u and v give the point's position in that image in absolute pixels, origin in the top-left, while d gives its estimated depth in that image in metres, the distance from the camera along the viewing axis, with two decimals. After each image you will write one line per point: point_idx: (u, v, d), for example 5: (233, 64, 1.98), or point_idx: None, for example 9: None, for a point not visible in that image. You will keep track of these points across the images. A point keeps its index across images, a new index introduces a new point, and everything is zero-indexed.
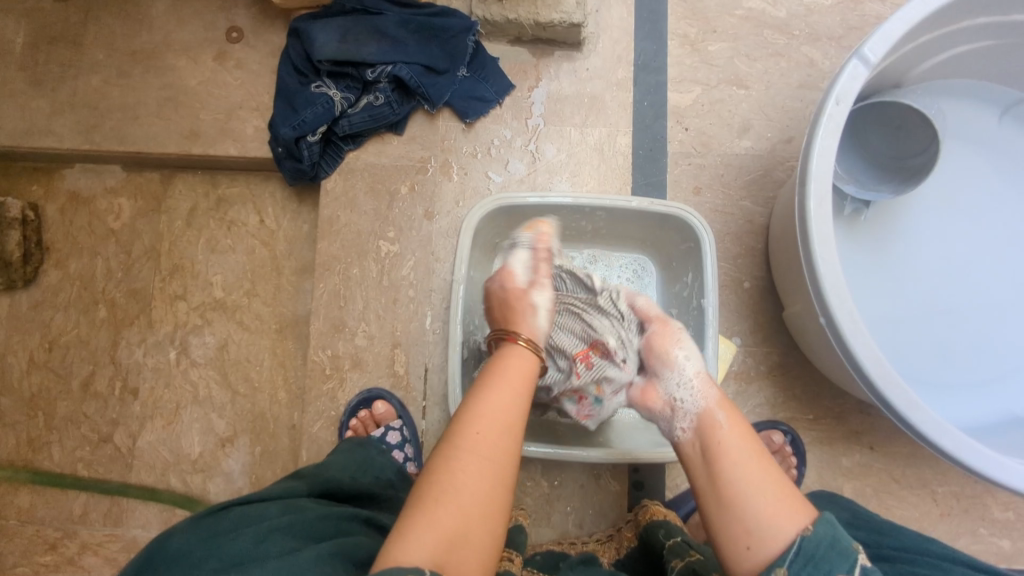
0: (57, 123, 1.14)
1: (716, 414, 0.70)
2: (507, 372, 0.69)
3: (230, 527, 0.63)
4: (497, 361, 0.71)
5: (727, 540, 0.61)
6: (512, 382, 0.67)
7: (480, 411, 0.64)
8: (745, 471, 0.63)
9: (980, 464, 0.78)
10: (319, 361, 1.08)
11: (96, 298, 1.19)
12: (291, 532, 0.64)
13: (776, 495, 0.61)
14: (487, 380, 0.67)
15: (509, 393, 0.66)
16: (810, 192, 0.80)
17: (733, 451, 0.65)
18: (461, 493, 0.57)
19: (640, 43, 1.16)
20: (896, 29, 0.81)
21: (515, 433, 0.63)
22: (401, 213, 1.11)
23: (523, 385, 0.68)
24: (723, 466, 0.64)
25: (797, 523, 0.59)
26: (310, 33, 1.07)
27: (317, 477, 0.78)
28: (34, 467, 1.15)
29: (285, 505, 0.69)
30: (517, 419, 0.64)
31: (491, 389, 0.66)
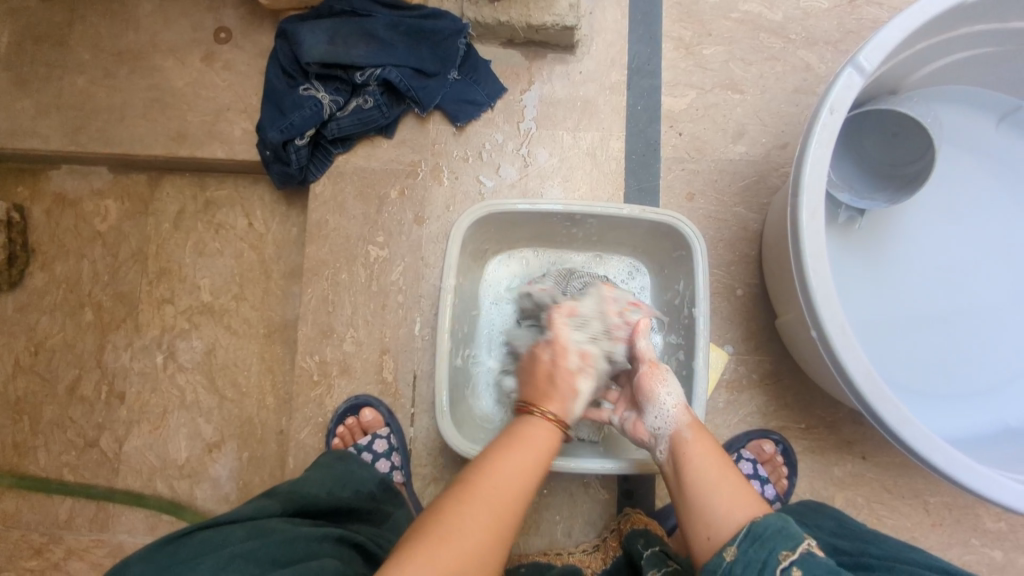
0: (42, 124, 1.12)
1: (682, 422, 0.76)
2: (529, 437, 0.70)
3: (192, 556, 0.62)
4: (516, 427, 0.72)
5: (692, 533, 0.68)
6: (529, 445, 0.69)
7: (496, 466, 0.65)
8: (707, 471, 0.70)
9: (970, 480, 0.77)
10: (306, 367, 1.06)
11: (82, 301, 1.18)
12: (254, 561, 0.63)
13: (733, 490, 0.68)
14: (506, 446, 0.68)
15: (522, 453, 0.68)
16: (802, 203, 0.79)
17: (697, 455, 0.72)
18: (469, 533, 0.58)
19: (634, 46, 1.15)
20: (892, 36, 0.80)
21: (529, 489, 0.65)
22: (390, 217, 1.09)
23: (544, 454, 0.69)
24: (689, 468, 0.71)
25: (749, 514, 0.65)
26: (299, 34, 1.05)
27: (292, 494, 0.77)
28: (20, 472, 1.14)
29: (252, 529, 0.68)
30: (533, 477, 0.66)
31: (509, 452, 0.67)
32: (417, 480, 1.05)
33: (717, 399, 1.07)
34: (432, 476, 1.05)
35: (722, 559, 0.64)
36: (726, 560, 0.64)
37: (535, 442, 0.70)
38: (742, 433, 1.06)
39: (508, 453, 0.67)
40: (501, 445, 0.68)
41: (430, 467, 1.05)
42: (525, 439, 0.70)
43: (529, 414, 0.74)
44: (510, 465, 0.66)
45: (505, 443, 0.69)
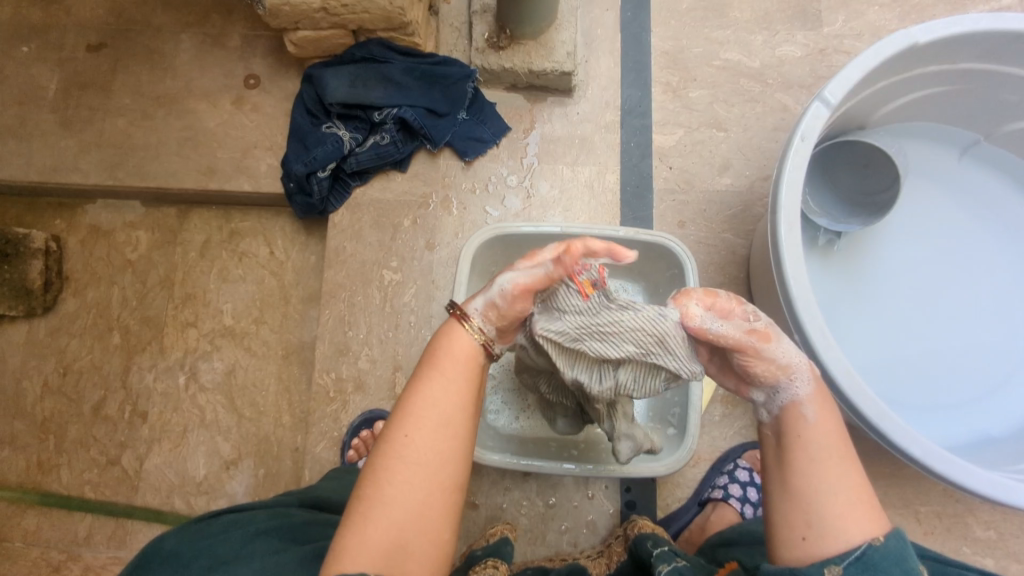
0: (84, 160, 1.22)
1: (804, 404, 0.64)
2: (447, 359, 0.63)
3: (219, 529, 0.67)
4: (435, 344, 0.65)
5: (784, 524, 0.60)
6: (445, 369, 0.63)
7: (414, 412, 0.60)
8: (821, 463, 0.60)
9: (949, 470, 0.83)
10: (323, 384, 1.13)
11: (111, 325, 1.25)
12: (278, 535, 0.68)
13: (852, 498, 0.58)
14: (424, 371, 0.63)
15: (446, 383, 0.62)
16: (780, 219, 0.88)
17: (817, 444, 0.61)
18: (401, 483, 0.57)
19: (626, 90, 1.26)
20: (852, 74, 0.90)
21: (455, 425, 0.60)
22: (404, 244, 1.18)
23: (457, 373, 0.63)
24: (800, 457, 0.61)
25: (867, 533, 0.57)
26: (322, 79, 1.16)
27: (309, 493, 0.83)
28: (43, 489, 1.18)
29: (272, 513, 0.73)
30: (451, 413, 0.61)
31: (431, 383, 0.61)
32: None
33: (713, 413, 1.12)
34: None
35: (820, 572, 0.56)
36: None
37: (450, 361, 0.63)
38: (738, 444, 1.10)
39: (423, 386, 0.61)
40: (426, 371, 0.63)
41: None
42: (436, 361, 0.63)
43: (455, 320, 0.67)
44: (424, 400, 0.60)
45: (425, 371, 0.63)
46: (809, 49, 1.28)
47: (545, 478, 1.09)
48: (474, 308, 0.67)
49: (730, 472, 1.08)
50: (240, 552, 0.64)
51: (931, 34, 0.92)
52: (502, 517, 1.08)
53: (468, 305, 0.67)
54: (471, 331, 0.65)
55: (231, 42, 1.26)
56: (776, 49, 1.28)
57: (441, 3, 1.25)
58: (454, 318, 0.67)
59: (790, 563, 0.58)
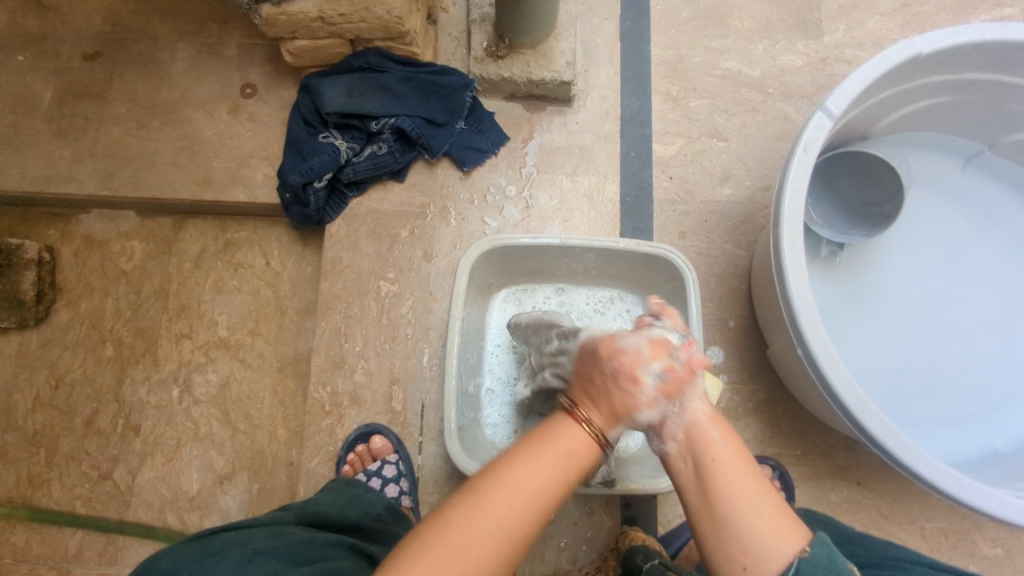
0: (78, 170, 1.21)
1: (708, 426, 0.62)
2: (559, 442, 0.57)
3: (215, 549, 0.67)
4: (551, 425, 0.59)
5: (721, 559, 0.57)
6: (552, 453, 0.56)
7: (506, 481, 0.54)
8: (736, 485, 0.57)
9: (957, 489, 0.81)
10: (319, 398, 1.11)
11: (104, 337, 1.23)
12: (274, 555, 0.67)
13: (774, 512, 0.56)
14: (530, 444, 0.57)
15: (547, 467, 0.55)
16: (783, 231, 0.86)
17: (728, 464, 0.59)
18: (463, 558, 0.51)
19: (626, 99, 1.25)
20: (855, 84, 0.89)
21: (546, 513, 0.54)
22: (401, 255, 1.16)
23: (570, 460, 0.57)
24: (714, 483, 0.58)
25: (794, 545, 0.55)
26: (319, 88, 1.15)
27: (305, 510, 0.81)
28: (33, 504, 1.16)
29: (271, 530, 0.72)
30: (549, 501, 0.55)
31: (533, 461, 0.55)
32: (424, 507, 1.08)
33: None
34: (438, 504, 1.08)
35: None
36: None
37: (562, 446, 0.57)
38: None
39: (527, 460, 0.55)
40: (531, 446, 0.56)
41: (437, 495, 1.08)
42: (548, 441, 0.57)
43: (571, 416, 0.59)
44: (527, 478, 0.54)
45: (537, 446, 0.57)
46: (809, 58, 1.27)
47: None
48: (652, 367, 0.60)
49: None
50: (234, 575, 0.63)
51: (934, 44, 0.91)
52: None
53: (608, 427, 0.59)
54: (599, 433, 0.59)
55: (228, 50, 1.25)
56: (777, 59, 1.27)
57: (439, 12, 1.24)
58: (571, 417, 0.59)
59: None
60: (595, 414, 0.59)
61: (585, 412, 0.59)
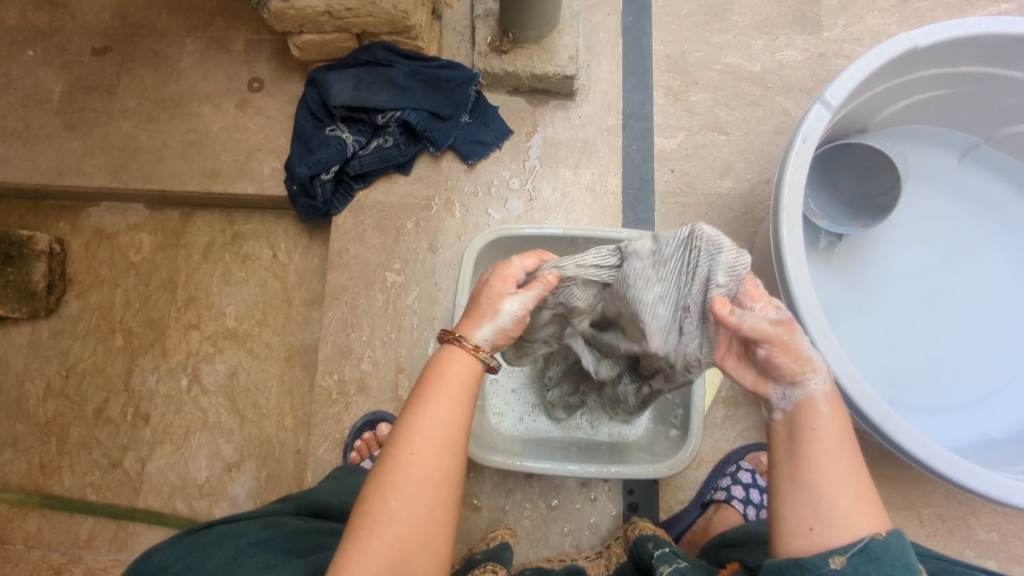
0: (88, 163, 1.23)
1: (820, 400, 0.61)
2: (443, 376, 0.62)
3: (210, 542, 0.69)
4: (432, 363, 0.64)
5: (792, 513, 0.57)
6: (443, 387, 0.61)
7: (413, 428, 0.59)
8: (835, 458, 0.57)
9: (952, 471, 0.83)
10: (326, 386, 1.13)
11: (113, 327, 1.25)
12: (268, 548, 0.70)
13: (863, 492, 0.57)
14: (421, 390, 0.61)
15: (446, 401, 0.61)
16: (783, 221, 0.88)
17: (831, 437, 0.59)
18: (391, 518, 0.56)
19: (628, 93, 1.27)
20: (853, 77, 0.91)
21: (454, 446, 0.60)
22: (406, 246, 1.18)
23: (456, 389, 0.61)
24: (811, 454, 0.58)
25: (870, 526, 0.56)
26: (326, 82, 1.16)
27: (305, 500, 0.84)
28: (45, 491, 1.18)
29: (267, 522, 0.75)
30: (455, 436, 0.60)
31: (429, 403, 0.60)
32: None
33: (715, 415, 1.12)
34: None
35: (825, 564, 0.54)
36: (831, 568, 0.54)
37: (453, 376, 0.62)
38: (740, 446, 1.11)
39: (419, 406, 0.60)
40: (423, 389, 0.61)
41: None
42: (439, 381, 0.62)
43: (447, 342, 0.65)
44: (425, 423, 0.59)
45: (420, 393, 0.61)
46: (809, 53, 1.29)
47: (548, 480, 1.09)
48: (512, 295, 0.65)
49: (732, 474, 1.07)
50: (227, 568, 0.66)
51: (931, 38, 0.93)
52: (503, 519, 1.08)
53: (474, 334, 0.64)
54: (481, 356, 0.64)
55: (235, 45, 1.27)
56: (777, 54, 1.29)
57: (444, 8, 1.26)
58: (448, 343, 0.65)
59: (794, 554, 0.56)
60: (466, 330, 0.65)
61: (457, 332, 0.65)
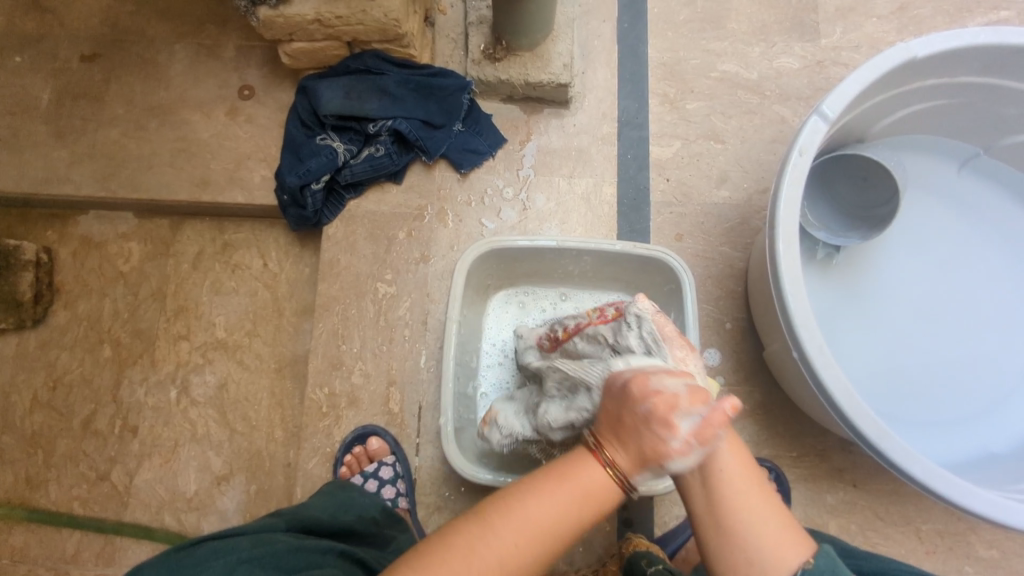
0: (76, 171, 1.21)
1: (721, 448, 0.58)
2: (578, 485, 0.57)
3: (199, 560, 0.67)
4: (568, 464, 0.58)
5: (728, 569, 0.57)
6: (580, 492, 0.56)
7: (520, 516, 0.55)
8: (741, 505, 0.58)
9: (950, 491, 0.81)
10: (316, 399, 1.11)
11: (102, 337, 1.24)
12: (259, 565, 0.68)
13: (779, 524, 0.58)
14: (546, 478, 0.57)
15: (566, 507, 0.56)
16: (779, 235, 0.87)
17: (737, 484, 0.58)
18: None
19: (623, 101, 1.25)
20: (850, 88, 0.89)
21: (531, 561, 0.55)
22: (398, 256, 1.17)
23: (578, 505, 0.56)
24: (724, 508, 0.58)
25: (799, 555, 0.57)
26: (317, 90, 1.15)
27: (296, 514, 0.82)
28: (31, 505, 1.17)
29: (257, 539, 0.73)
30: (555, 539, 0.55)
31: (545, 500, 0.56)
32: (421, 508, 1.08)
33: None
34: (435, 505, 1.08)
35: None
36: None
37: (580, 487, 0.56)
38: None
39: (537, 496, 0.56)
40: (543, 483, 0.56)
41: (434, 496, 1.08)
42: (570, 483, 0.57)
43: None
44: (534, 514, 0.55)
45: (558, 476, 0.57)
46: (807, 61, 1.28)
47: None
48: None
49: None
50: None
51: (929, 48, 0.91)
52: None
53: None
54: None
55: (226, 52, 1.25)
56: (774, 61, 1.28)
57: (437, 14, 1.25)
58: None
59: None
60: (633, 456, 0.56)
61: None
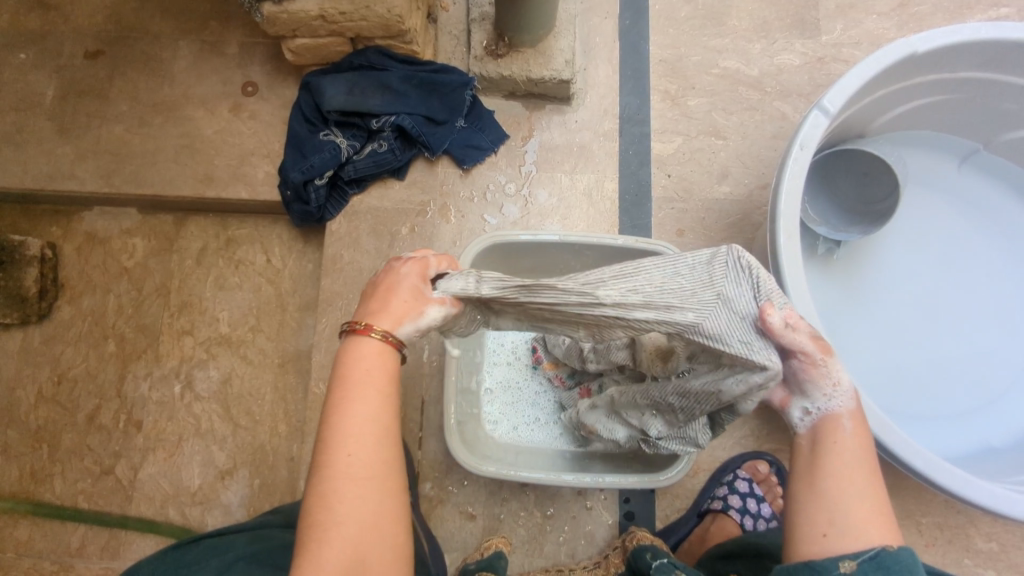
0: (80, 168, 1.22)
1: (843, 418, 0.62)
2: (362, 372, 0.59)
3: (196, 556, 0.71)
4: (345, 363, 0.59)
5: (806, 519, 0.58)
6: (359, 379, 0.58)
7: (337, 436, 0.56)
8: (849, 473, 0.58)
9: (949, 482, 0.82)
10: (319, 394, 1.12)
11: (105, 333, 1.24)
12: (254, 558, 0.71)
13: (875, 506, 0.57)
14: (337, 390, 0.58)
15: (371, 394, 0.58)
16: (780, 229, 0.87)
17: (851, 454, 0.59)
18: (344, 521, 0.54)
19: (624, 98, 1.26)
20: (851, 83, 0.90)
21: (384, 439, 0.57)
22: (401, 251, 1.17)
23: (381, 384, 0.59)
24: (827, 466, 0.59)
25: (882, 538, 0.55)
26: (320, 86, 1.15)
27: (293, 511, 0.86)
28: (36, 499, 1.17)
29: (255, 535, 0.76)
30: (383, 425, 0.57)
31: (350, 403, 0.57)
32: (423, 502, 1.08)
33: None
34: (438, 498, 1.08)
35: (834, 567, 0.54)
36: (839, 571, 0.54)
37: (365, 368, 0.59)
38: (737, 454, 1.10)
39: (343, 410, 0.57)
40: (339, 391, 0.58)
41: (436, 490, 1.08)
42: (352, 379, 0.58)
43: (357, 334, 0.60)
44: (352, 417, 0.56)
45: (341, 392, 0.57)
46: (807, 57, 1.28)
47: (543, 488, 1.08)
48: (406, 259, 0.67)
49: (729, 483, 1.06)
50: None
51: (930, 43, 0.92)
52: (499, 528, 1.07)
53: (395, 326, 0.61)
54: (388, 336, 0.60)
55: (229, 49, 1.26)
56: (775, 58, 1.28)
57: (439, 11, 1.25)
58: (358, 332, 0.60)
59: (806, 557, 0.57)
60: (381, 321, 0.61)
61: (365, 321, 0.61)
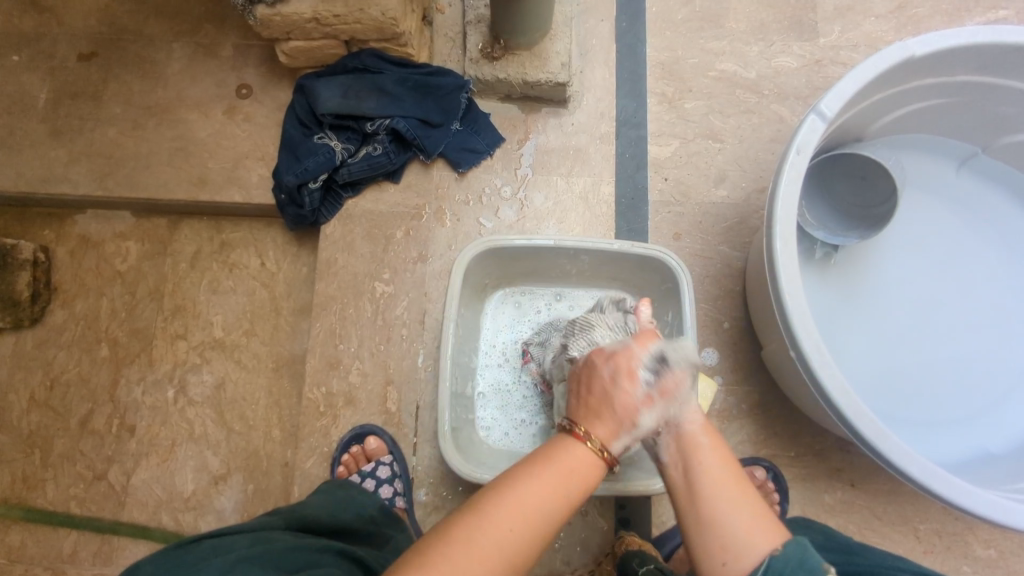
0: (73, 171, 1.21)
1: (700, 438, 0.65)
2: (557, 460, 0.59)
3: (198, 558, 0.67)
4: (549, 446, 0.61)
5: (704, 550, 0.58)
6: (555, 462, 0.59)
7: (507, 503, 0.55)
8: (720, 491, 0.60)
9: (946, 490, 0.81)
10: (313, 398, 1.11)
11: (99, 337, 1.24)
12: (260, 562, 0.68)
13: (755, 515, 0.58)
14: (529, 463, 0.59)
15: (551, 480, 0.58)
16: (777, 234, 0.86)
17: (715, 471, 0.62)
18: None
19: (621, 101, 1.25)
20: (848, 86, 0.89)
21: (539, 525, 0.56)
22: (396, 255, 1.16)
23: (568, 475, 0.59)
24: (701, 491, 0.61)
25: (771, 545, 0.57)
26: (315, 89, 1.14)
27: (295, 513, 0.82)
28: (28, 504, 1.16)
29: (256, 538, 0.73)
30: (540, 514, 0.56)
31: (533, 480, 0.57)
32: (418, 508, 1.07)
33: None
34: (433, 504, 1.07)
35: None
36: None
37: (561, 458, 0.60)
38: (734, 459, 1.09)
39: (525, 481, 0.57)
40: (527, 467, 0.59)
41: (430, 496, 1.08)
42: (548, 460, 0.59)
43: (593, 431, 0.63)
44: (525, 493, 0.56)
45: (522, 469, 0.59)
46: (805, 59, 1.28)
47: None
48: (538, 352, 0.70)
49: None
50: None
51: (928, 47, 0.91)
52: None
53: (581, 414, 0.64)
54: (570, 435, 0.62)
55: (224, 51, 1.25)
56: (772, 60, 1.28)
57: (435, 13, 1.24)
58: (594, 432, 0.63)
59: None
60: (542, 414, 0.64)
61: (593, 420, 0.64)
